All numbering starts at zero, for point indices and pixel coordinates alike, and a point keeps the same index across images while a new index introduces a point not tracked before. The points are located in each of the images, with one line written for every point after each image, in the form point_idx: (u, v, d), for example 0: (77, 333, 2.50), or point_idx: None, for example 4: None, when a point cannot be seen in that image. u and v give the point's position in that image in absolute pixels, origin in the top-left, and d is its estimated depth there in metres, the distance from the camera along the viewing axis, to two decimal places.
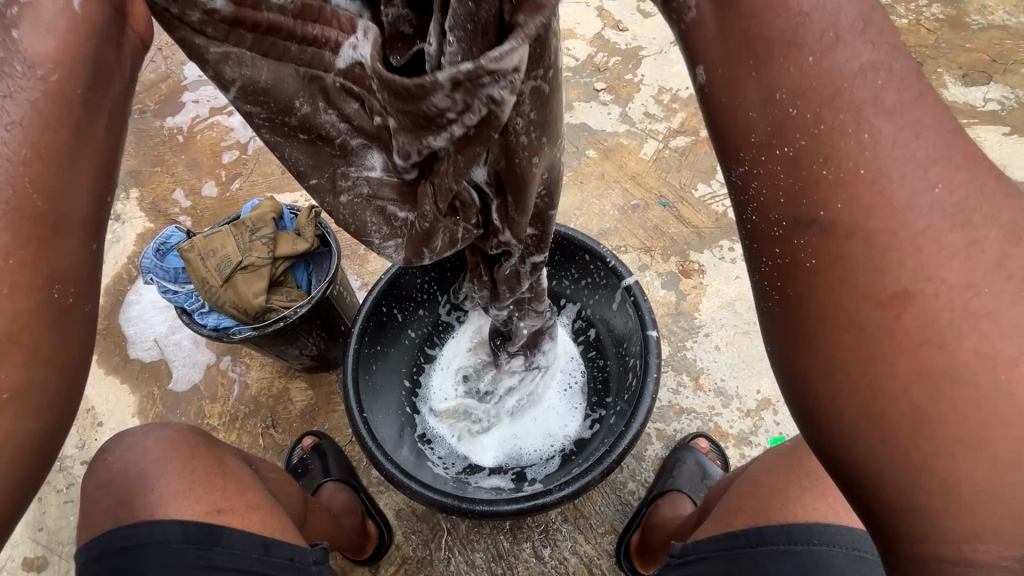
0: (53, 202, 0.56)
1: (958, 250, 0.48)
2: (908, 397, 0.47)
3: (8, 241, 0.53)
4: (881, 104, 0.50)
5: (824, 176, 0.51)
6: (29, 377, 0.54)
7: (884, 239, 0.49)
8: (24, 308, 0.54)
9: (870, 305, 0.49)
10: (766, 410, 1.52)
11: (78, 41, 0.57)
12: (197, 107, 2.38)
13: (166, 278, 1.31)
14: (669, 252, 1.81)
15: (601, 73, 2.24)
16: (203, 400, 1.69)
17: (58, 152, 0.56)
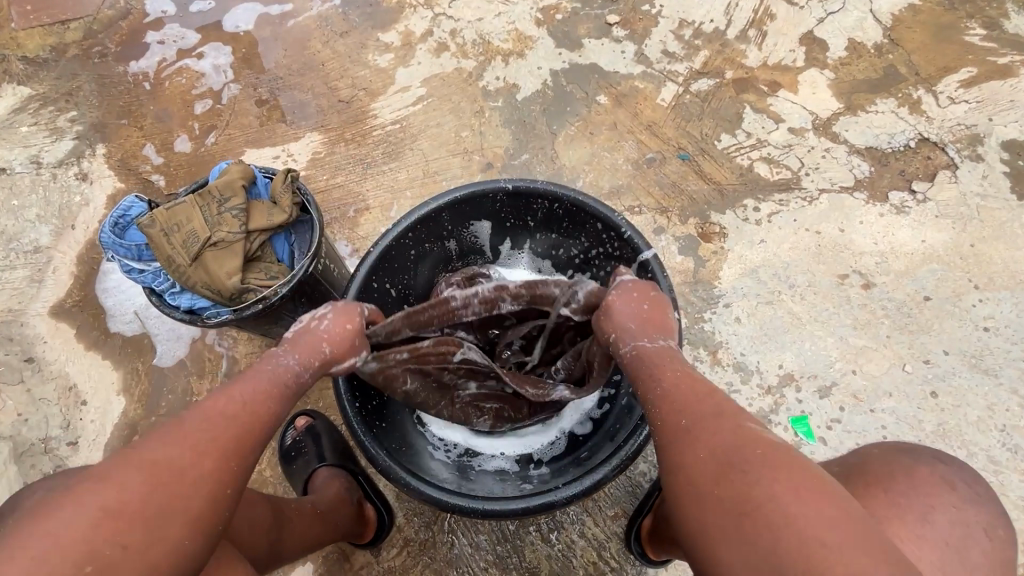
0: (239, 481, 0.80)
1: (754, 459, 0.73)
2: (735, 485, 0.71)
3: (223, 472, 0.78)
4: (674, 374, 0.88)
5: (680, 446, 0.80)
6: (192, 542, 0.74)
7: (704, 451, 0.77)
8: (206, 532, 0.76)
9: (703, 471, 0.75)
10: (788, 387, 1.42)
11: (296, 370, 0.92)
12: (163, 49, 2.14)
13: (127, 256, 1.16)
14: (687, 213, 1.64)
15: (614, 4, 1.98)
16: (190, 376, 1.61)
17: (246, 456, 0.81)
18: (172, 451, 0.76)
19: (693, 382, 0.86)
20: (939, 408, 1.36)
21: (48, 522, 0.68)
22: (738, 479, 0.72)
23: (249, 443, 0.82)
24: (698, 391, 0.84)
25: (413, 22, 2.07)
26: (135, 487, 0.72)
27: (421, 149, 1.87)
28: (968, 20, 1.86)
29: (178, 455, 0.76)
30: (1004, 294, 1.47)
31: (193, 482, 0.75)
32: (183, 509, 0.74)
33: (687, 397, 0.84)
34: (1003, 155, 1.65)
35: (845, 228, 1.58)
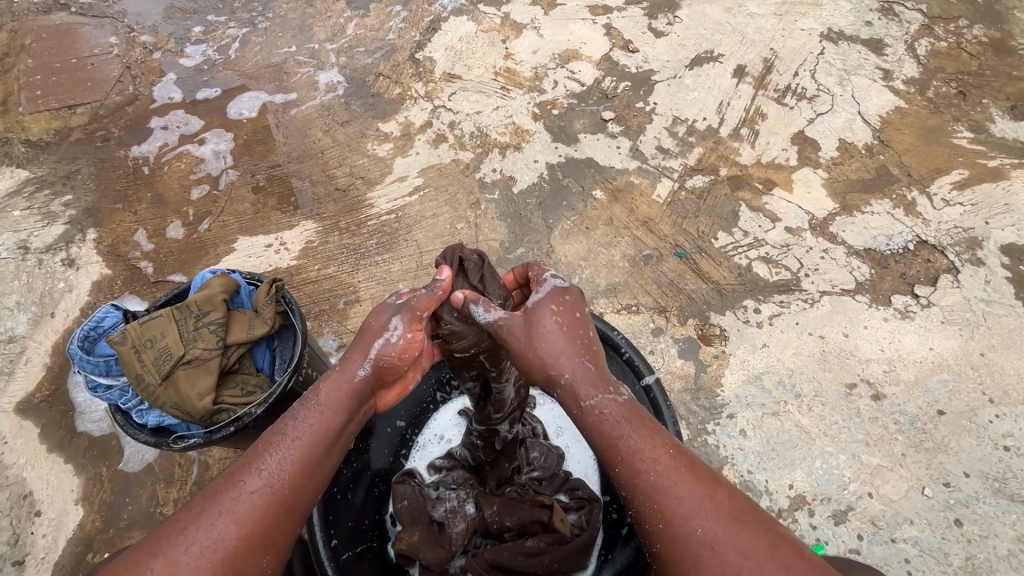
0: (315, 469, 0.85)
1: (704, 496, 0.73)
2: (697, 510, 0.72)
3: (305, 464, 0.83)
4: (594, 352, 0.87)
5: (667, 451, 0.77)
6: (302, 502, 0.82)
7: (691, 464, 0.76)
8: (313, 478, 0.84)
9: (675, 474, 0.75)
10: (801, 510, 1.32)
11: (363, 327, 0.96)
12: (165, 134, 2.18)
13: (94, 371, 1.10)
14: (686, 314, 1.60)
15: (608, 100, 2.06)
16: (157, 484, 1.50)
17: (310, 456, 0.84)
18: (262, 493, 0.79)
19: (648, 426, 0.79)
20: (965, 539, 1.27)
21: (205, 519, 0.76)
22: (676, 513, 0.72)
23: (331, 454, 0.87)
24: (637, 422, 0.79)
25: (413, 112, 2.13)
26: (260, 496, 0.79)
27: (415, 240, 1.85)
28: (955, 122, 1.93)
29: (288, 476, 0.81)
30: (1021, 409, 1.42)
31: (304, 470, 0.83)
32: (271, 493, 0.79)
33: (639, 443, 0.77)
34: (1003, 260, 1.64)
35: (849, 333, 1.54)
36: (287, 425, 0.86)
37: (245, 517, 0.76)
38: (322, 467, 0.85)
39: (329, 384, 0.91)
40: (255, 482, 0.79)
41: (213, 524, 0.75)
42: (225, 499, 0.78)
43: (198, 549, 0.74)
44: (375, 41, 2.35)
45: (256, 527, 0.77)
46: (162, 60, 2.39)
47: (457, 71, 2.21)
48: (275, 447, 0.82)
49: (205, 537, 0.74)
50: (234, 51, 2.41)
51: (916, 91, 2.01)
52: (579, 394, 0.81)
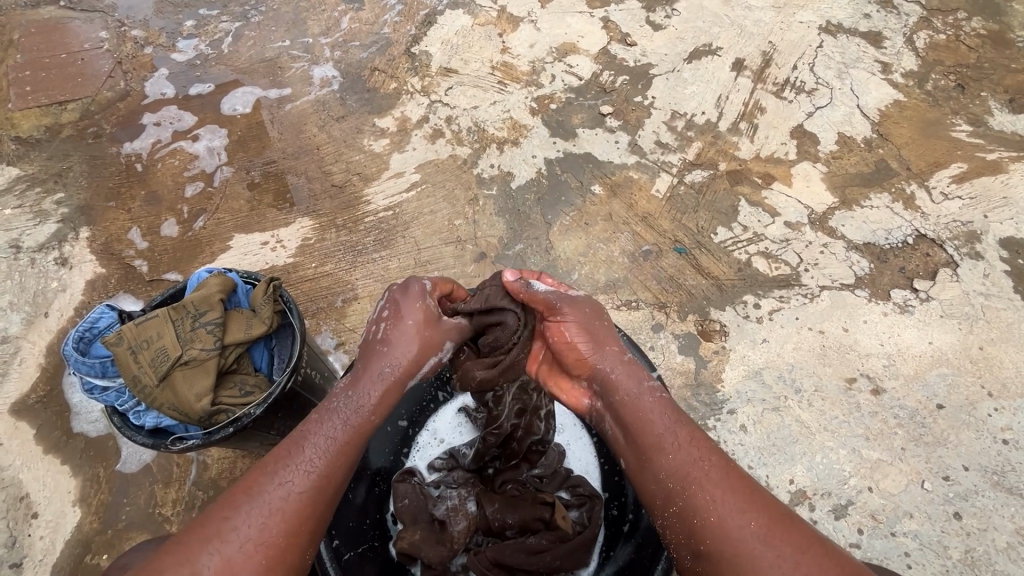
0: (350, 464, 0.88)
1: (749, 505, 0.77)
2: (743, 517, 0.75)
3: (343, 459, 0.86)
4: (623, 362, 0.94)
5: (715, 460, 0.82)
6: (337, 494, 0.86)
7: (735, 475, 0.80)
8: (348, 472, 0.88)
9: (721, 485, 0.79)
10: (801, 505, 1.32)
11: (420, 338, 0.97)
12: (158, 130, 2.15)
13: (90, 373, 1.08)
14: (686, 309, 1.60)
15: (607, 94, 2.05)
16: (155, 484, 1.49)
17: (350, 451, 0.87)
18: (309, 488, 0.81)
19: (688, 424, 0.86)
20: (964, 532, 1.28)
21: (254, 516, 0.76)
22: (718, 502, 0.77)
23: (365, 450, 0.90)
24: (674, 419, 0.87)
25: (410, 108, 2.11)
26: (309, 490, 0.81)
27: (413, 236, 1.84)
28: (953, 115, 1.93)
29: (333, 471, 0.84)
30: (1020, 403, 1.43)
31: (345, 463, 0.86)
32: (315, 485, 0.81)
33: (683, 439, 0.84)
34: (1002, 253, 1.65)
35: (849, 328, 1.54)
36: (329, 421, 0.87)
37: (295, 514, 0.78)
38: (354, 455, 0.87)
39: (374, 383, 0.92)
40: (297, 477, 0.81)
41: (262, 521, 0.76)
42: (274, 494, 0.78)
43: (250, 545, 0.75)
44: (370, 35, 2.32)
45: (305, 521, 0.79)
46: (154, 55, 2.36)
47: (453, 65, 2.19)
48: (312, 441, 0.84)
49: (251, 534, 0.75)
50: (227, 45, 2.37)
51: (914, 84, 2.00)
52: (620, 390, 0.91)
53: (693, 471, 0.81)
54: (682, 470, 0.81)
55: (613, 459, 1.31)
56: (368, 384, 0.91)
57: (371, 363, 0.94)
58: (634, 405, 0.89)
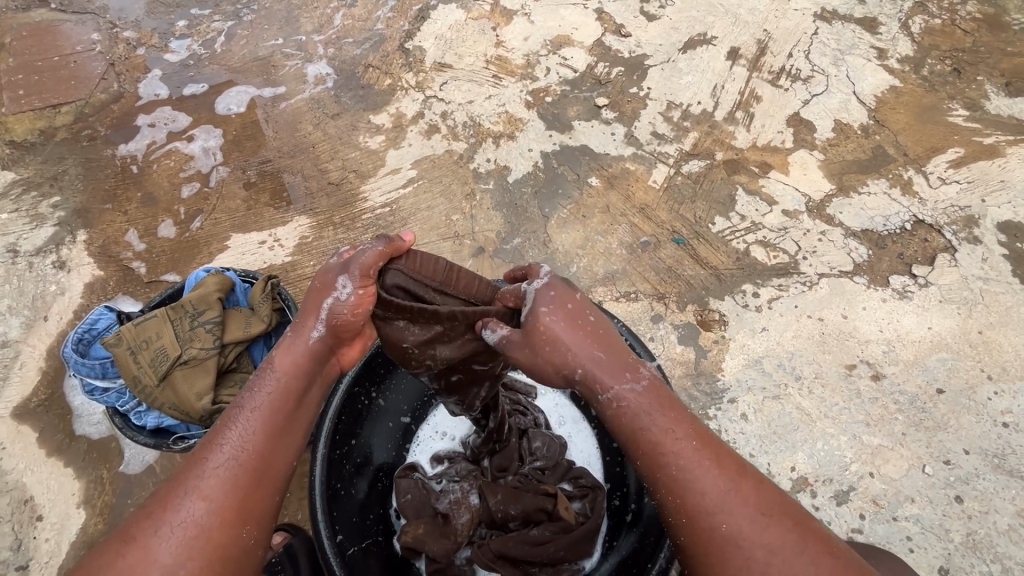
0: (286, 438, 0.86)
1: (745, 496, 0.74)
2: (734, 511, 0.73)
3: (273, 433, 0.84)
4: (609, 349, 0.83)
5: (710, 445, 0.78)
6: (279, 466, 0.84)
7: (733, 462, 0.77)
8: (285, 445, 0.86)
9: (718, 474, 0.76)
10: (802, 491, 1.33)
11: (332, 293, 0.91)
12: (153, 132, 2.15)
13: (90, 374, 1.08)
14: (685, 299, 1.60)
15: (602, 86, 2.04)
16: (159, 484, 1.49)
17: (275, 426, 0.85)
18: (236, 466, 0.81)
19: (675, 417, 0.79)
20: (965, 515, 1.29)
21: (179, 502, 0.77)
22: (716, 512, 0.73)
23: (297, 422, 0.88)
24: (658, 413, 0.79)
25: (405, 104, 2.10)
26: (236, 468, 0.81)
27: (411, 232, 1.83)
28: (950, 100, 1.92)
29: (262, 448, 0.83)
30: (1020, 385, 1.43)
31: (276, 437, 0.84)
32: (243, 464, 0.81)
33: (676, 428, 0.79)
34: (1000, 237, 1.65)
35: (848, 314, 1.54)
36: (249, 399, 0.86)
37: (216, 492, 0.78)
38: (285, 434, 0.86)
39: (286, 348, 0.90)
40: (219, 459, 0.80)
41: (188, 503, 0.77)
42: (200, 476, 0.79)
43: (175, 528, 0.76)
44: (363, 32, 2.31)
45: (232, 500, 0.79)
46: (147, 56, 2.35)
47: (447, 60, 2.18)
48: (235, 425, 0.83)
49: (182, 518, 0.76)
50: (220, 45, 2.36)
51: (911, 70, 2.00)
52: (600, 382, 0.80)
53: (687, 477, 0.76)
54: (675, 478, 0.76)
55: (615, 450, 1.31)
56: (279, 355, 0.89)
57: (308, 316, 0.91)
58: (614, 402, 0.80)
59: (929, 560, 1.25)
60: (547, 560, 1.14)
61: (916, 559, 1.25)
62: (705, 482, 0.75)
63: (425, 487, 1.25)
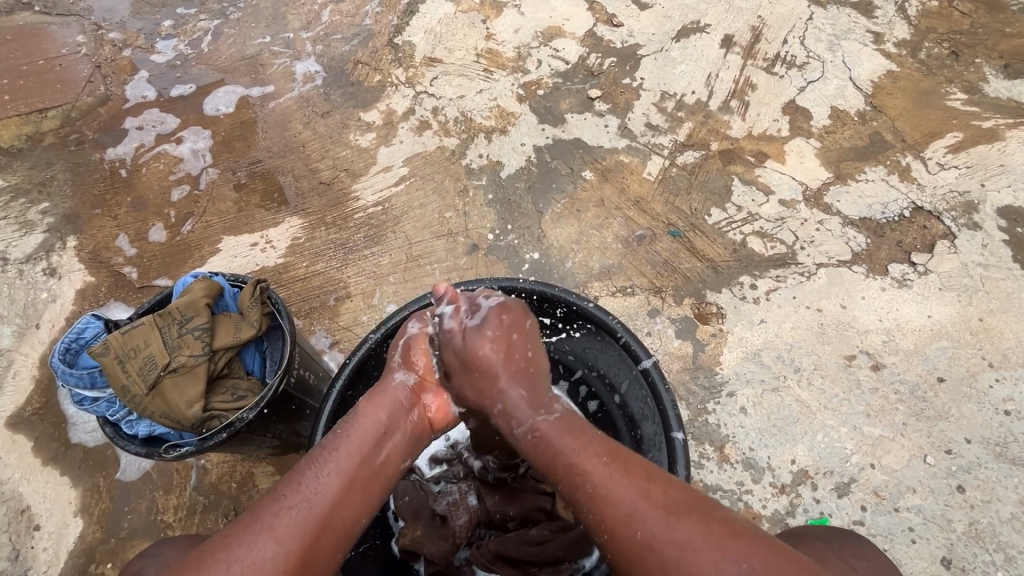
0: (360, 490, 0.85)
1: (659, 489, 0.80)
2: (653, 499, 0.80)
3: (348, 483, 0.84)
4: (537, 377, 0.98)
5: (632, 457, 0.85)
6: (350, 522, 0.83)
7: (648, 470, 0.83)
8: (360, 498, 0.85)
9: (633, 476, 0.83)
10: (803, 485, 1.32)
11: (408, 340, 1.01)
12: (141, 135, 2.12)
13: (78, 384, 1.07)
14: (682, 293, 1.58)
15: (594, 77, 2.01)
16: (156, 491, 1.48)
17: (353, 476, 0.85)
18: (311, 507, 0.80)
19: (583, 438, 0.87)
20: (967, 504, 1.28)
21: (250, 534, 0.77)
22: (625, 503, 0.79)
23: (374, 477, 0.87)
24: (572, 435, 0.88)
25: (395, 100, 2.08)
26: (307, 510, 0.80)
27: (404, 231, 1.81)
28: (947, 84, 1.89)
29: (337, 497, 0.83)
30: (1021, 372, 1.42)
31: (347, 488, 0.84)
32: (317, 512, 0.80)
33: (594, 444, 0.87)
34: (1000, 222, 1.63)
35: (847, 304, 1.53)
36: (334, 442, 0.88)
37: (288, 534, 0.78)
38: (359, 486, 0.85)
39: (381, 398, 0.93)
40: (296, 498, 0.81)
41: (257, 541, 0.77)
42: (272, 513, 0.79)
43: (243, 564, 0.75)
44: (351, 28, 2.28)
45: (299, 547, 0.78)
46: (133, 57, 2.31)
47: (437, 54, 2.15)
48: (317, 466, 0.85)
49: (251, 547, 0.76)
50: (207, 44, 2.33)
51: (908, 54, 1.96)
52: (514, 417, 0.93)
53: (599, 489, 0.81)
54: (588, 493, 0.81)
55: None
56: (371, 404, 0.92)
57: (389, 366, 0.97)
58: (527, 435, 0.91)
59: (931, 550, 1.24)
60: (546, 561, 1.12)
61: (917, 549, 1.24)
62: (617, 486, 0.80)
63: (423, 490, 1.24)
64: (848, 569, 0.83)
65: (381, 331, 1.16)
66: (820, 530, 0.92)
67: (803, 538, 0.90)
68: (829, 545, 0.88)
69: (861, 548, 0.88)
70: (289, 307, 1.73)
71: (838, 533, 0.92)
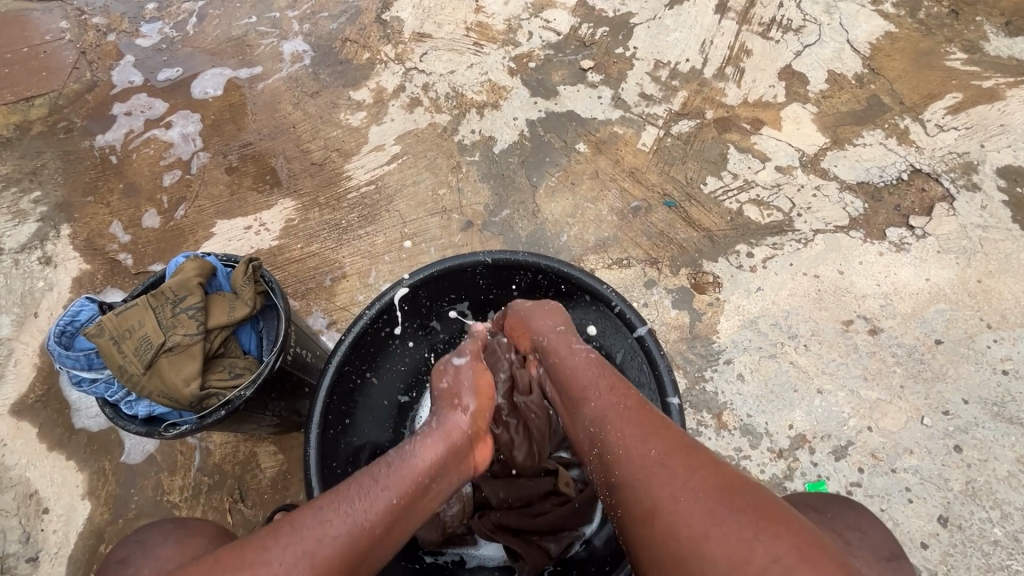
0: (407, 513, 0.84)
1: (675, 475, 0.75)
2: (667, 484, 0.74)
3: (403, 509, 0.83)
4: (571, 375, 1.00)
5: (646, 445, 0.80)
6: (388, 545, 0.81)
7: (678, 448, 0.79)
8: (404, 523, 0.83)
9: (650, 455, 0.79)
10: (801, 449, 1.33)
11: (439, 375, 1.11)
12: (130, 120, 2.09)
13: (75, 366, 1.07)
14: (678, 263, 1.57)
15: (587, 48, 1.97)
16: (160, 473, 1.50)
17: (409, 500, 0.84)
18: (365, 522, 0.78)
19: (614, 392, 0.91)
20: (964, 464, 1.28)
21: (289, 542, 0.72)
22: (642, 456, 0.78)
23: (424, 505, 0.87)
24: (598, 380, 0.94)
25: (385, 77, 2.04)
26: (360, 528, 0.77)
27: (398, 210, 1.80)
28: (947, 44, 1.85)
29: (396, 521, 0.82)
30: (1019, 332, 1.41)
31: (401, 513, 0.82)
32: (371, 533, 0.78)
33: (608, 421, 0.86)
34: (999, 183, 1.61)
35: (844, 270, 1.52)
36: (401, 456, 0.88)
37: (333, 554, 0.73)
38: (415, 513, 0.85)
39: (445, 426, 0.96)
40: (341, 525, 0.76)
41: (295, 553, 0.71)
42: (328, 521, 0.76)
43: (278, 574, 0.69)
44: (338, 5, 2.23)
45: (348, 559, 0.75)
46: (118, 42, 2.27)
47: (427, 29, 2.11)
48: (383, 479, 0.83)
49: (287, 563, 0.70)
50: (192, 26, 2.29)
51: (906, 14, 1.92)
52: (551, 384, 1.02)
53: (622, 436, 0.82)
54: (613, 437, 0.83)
55: None
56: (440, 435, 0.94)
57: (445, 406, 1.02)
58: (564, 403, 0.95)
59: (928, 508, 1.25)
60: (538, 526, 1.14)
61: (915, 509, 1.25)
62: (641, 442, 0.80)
63: None
64: (843, 542, 0.84)
65: (376, 307, 1.15)
66: (818, 498, 0.95)
67: (797, 510, 0.92)
68: (822, 515, 0.90)
69: (856, 519, 0.90)
70: (285, 289, 1.73)
71: (835, 503, 0.93)
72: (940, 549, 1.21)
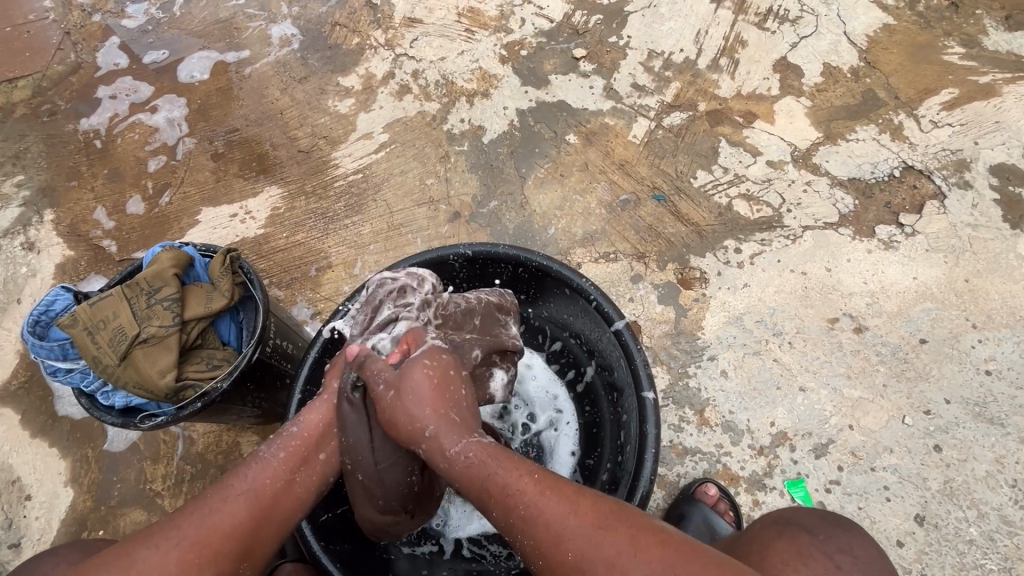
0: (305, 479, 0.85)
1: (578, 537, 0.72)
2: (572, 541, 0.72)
3: (293, 472, 0.84)
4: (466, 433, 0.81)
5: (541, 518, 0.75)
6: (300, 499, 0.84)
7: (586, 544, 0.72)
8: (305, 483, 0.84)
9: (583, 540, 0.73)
10: (781, 446, 1.33)
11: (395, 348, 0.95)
12: (115, 104, 2.06)
13: (50, 356, 1.06)
14: (665, 258, 1.56)
15: (580, 36, 1.93)
16: (144, 461, 1.50)
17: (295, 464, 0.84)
18: (243, 503, 0.79)
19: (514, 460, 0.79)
20: (943, 463, 1.29)
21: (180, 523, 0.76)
22: (556, 523, 0.73)
23: (312, 463, 0.86)
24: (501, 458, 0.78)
25: (374, 63, 2.01)
26: (245, 504, 0.79)
27: (385, 200, 1.78)
28: (946, 37, 1.82)
29: (284, 493, 0.82)
30: (1004, 333, 1.41)
31: (294, 479, 0.83)
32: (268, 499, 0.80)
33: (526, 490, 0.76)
34: (991, 181, 1.59)
35: (832, 268, 1.51)
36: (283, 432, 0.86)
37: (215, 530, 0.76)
38: (301, 485, 0.84)
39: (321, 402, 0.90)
40: (234, 493, 0.79)
41: (181, 536, 0.75)
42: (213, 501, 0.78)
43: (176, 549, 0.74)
44: None
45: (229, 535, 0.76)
46: (103, 22, 2.23)
47: (418, 14, 2.07)
48: (273, 442, 0.85)
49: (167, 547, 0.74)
50: (179, 7, 2.24)
51: (905, 6, 1.88)
52: (443, 446, 0.78)
53: (535, 514, 0.74)
54: (520, 517, 0.74)
55: (590, 414, 1.28)
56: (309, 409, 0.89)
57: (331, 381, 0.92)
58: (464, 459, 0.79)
59: (905, 507, 1.26)
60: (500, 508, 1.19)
61: (892, 507, 1.26)
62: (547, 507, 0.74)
63: None
64: (830, 567, 0.87)
65: (355, 299, 1.14)
66: (814, 519, 0.95)
67: (789, 529, 0.93)
68: (815, 537, 0.91)
69: (847, 542, 0.91)
70: (270, 278, 1.71)
71: (829, 524, 0.94)
72: (916, 547, 1.22)
